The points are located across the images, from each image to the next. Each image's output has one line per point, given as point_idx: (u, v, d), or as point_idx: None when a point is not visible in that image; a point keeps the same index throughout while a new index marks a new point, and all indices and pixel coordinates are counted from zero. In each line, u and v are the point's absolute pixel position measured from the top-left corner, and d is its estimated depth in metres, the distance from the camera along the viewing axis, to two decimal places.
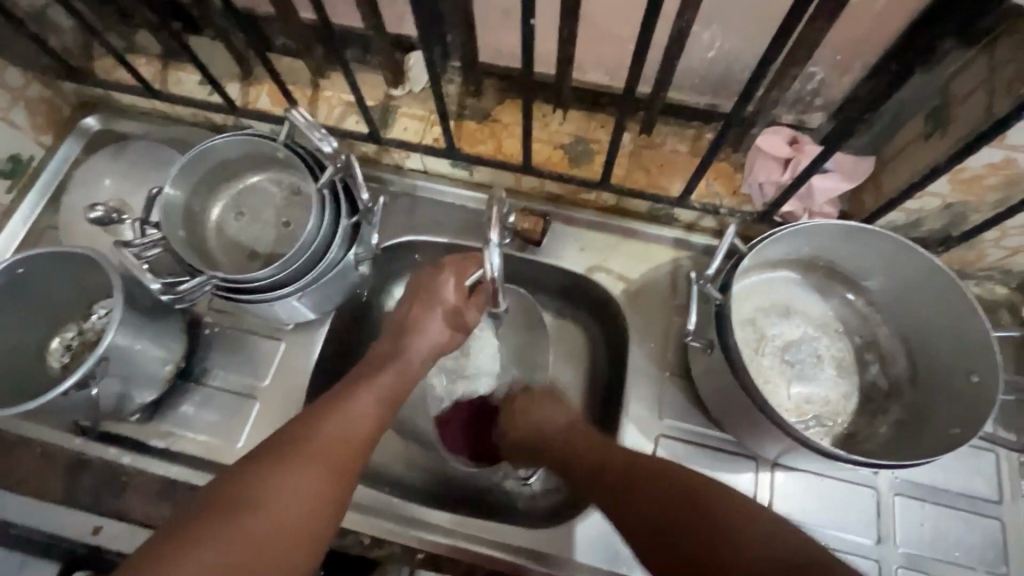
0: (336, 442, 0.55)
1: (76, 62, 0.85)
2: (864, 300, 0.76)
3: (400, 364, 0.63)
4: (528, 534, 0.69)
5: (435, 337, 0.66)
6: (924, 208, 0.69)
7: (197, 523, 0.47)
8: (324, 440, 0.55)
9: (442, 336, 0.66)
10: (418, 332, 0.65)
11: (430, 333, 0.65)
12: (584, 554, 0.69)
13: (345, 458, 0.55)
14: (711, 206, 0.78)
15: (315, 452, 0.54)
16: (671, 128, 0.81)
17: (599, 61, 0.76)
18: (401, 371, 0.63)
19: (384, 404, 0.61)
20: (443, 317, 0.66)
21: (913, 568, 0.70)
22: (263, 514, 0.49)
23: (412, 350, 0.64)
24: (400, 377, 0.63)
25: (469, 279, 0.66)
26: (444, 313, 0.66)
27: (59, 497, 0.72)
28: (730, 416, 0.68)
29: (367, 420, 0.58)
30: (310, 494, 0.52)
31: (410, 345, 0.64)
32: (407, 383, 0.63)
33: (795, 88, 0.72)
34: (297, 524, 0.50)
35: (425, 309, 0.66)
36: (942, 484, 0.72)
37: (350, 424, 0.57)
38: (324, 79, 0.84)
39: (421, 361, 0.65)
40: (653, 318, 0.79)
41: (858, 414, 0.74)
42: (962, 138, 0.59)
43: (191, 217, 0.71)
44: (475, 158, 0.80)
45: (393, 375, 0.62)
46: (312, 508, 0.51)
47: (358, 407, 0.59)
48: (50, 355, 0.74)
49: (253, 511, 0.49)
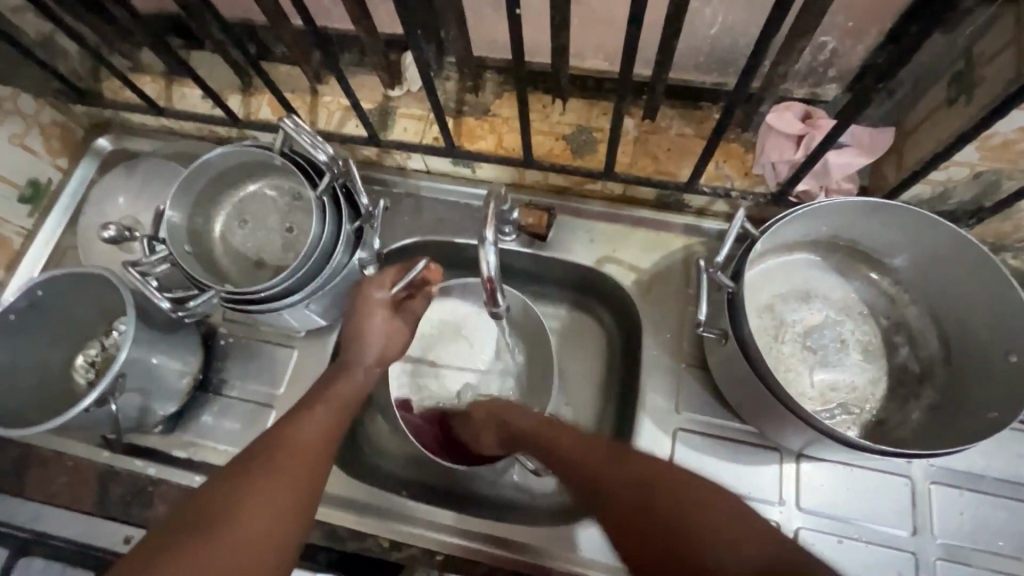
0: (298, 452, 0.55)
1: (86, 85, 0.87)
2: (891, 279, 0.73)
3: (348, 376, 0.62)
4: (537, 534, 0.69)
5: (378, 347, 0.64)
6: (951, 178, 0.65)
7: (168, 546, 0.47)
8: (284, 452, 0.54)
9: (384, 341, 0.65)
10: (360, 342, 0.64)
11: (371, 341, 0.64)
12: (600, 553, 0.68)
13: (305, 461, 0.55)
14: (721, 189, 0.74)
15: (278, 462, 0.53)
16: (677, 111, 0.78)
17: (597, 47, 0.74)
18: (352, 380, 0.62)
19: (341, 411, 0.60)
20: (384, 321, 0.65)
21: (952, 559, 0.66)
22: (232, 526, 0.48)
23: (357, 363, 0.63)
24: (352, 386, 0.62)
25: (400, 283, 0.64)
26: (387, 317, 0.65)
27: (91, 509, 0.74)
28: (751, 408, 0.65)
29: (328, 422, 0.58)
30: (278, 499, 0.51)
31: (353, 357, 0.64)
32: (358, 388, 0.63)
33: (806, 60, 0.68)
34: (267, 536, 0.49)
35: (366, 318, 0.64)
36: (982, 470, 0.68)
37: (308, 435, 0.56)
38: (322, 85, 0.84)
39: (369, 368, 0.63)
40: (666, 307, 0.76)
41: (889, 400, 0.70)
42: (990, 102, 0.55)
43: (195, 231, 0.71)
44: (476, 154, 0.79)
45: (345, 385, 0.62)
46: (283, 515, 0.51)
47: (317, 417, 0.58)
48: (75, 372, 0.76)
49: (222, 523, 0.48)
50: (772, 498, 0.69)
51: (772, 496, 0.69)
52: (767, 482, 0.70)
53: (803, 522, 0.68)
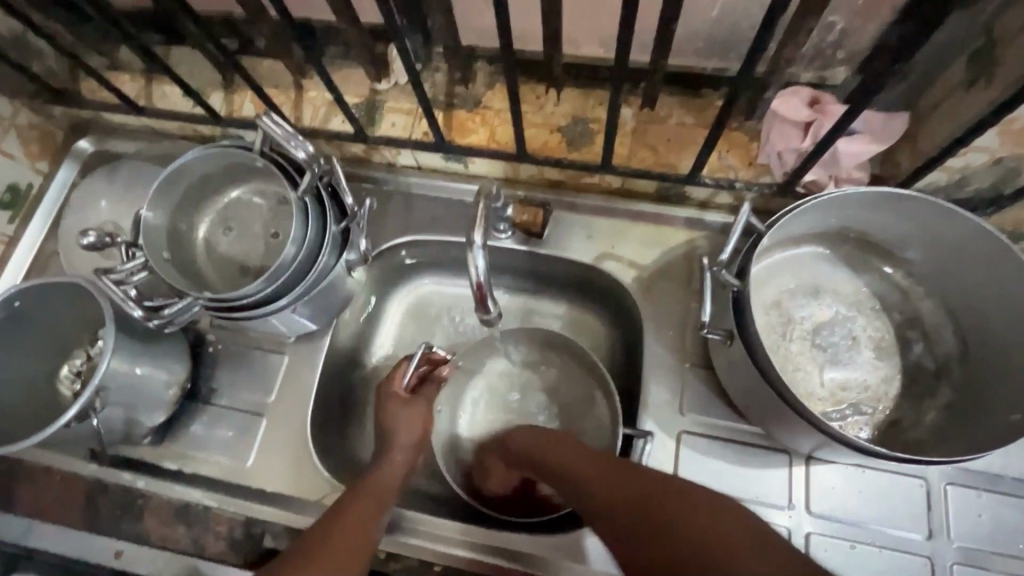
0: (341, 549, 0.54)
1: (62, 85, 0.84)
2: (904, 272, 0.69)
3: (386, 462, 0.64)
4: (539, 544, 0.66)
5: (412, 433, 0.66)
6: (968, 164, 0.61)
7: None
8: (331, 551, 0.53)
9: (412, 427, 0.67)
10: (393, 430, 0.66)
11: (400, 429, 0.66)
12: (604, 562, 0.65)
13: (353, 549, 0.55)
14: (725, 181, 0.71)
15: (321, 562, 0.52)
16: (677, 99, 0.74)
17: (592, 33, 0.70)
18: (388, 472, 0.63)
19: (377, 505, 0.60)
20: (409, 413, 0.67)
21: (970, 563, 0.64)
22: None
23: (397, 444, 0.65)
24: (385, 478, 0.63)
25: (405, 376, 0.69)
26: (411, 407, 0.68)
27: (78, 524, 0.72)
28: (758, 411, 0.62)
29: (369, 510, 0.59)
30: None
31: (392, 444, 0.65)
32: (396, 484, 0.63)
33: (813, 41, 0.64)
34: None
35: (397, 412, 0.67)
36: (1000, 470, 0.66)
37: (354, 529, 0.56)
38: (306, 80, 0.81)
39: (402, 463, 0.65)
40: (669, 306, 0.73)
41: (902, 399, 0.67)
42: (1013, 83, 0.51)
43: (176, 238, 0.69)
44: (467, 149, 0.75)
45: (382, 480, 0.62)
46: None
47: (358, 508, 0.58)
48: (60, 382, 0.73)
49: None
50: (781, 502, 0.66)
51: (782, 500, 0.66)
52: (776, 486, 0.67)
53: (813, 527, 0.65)
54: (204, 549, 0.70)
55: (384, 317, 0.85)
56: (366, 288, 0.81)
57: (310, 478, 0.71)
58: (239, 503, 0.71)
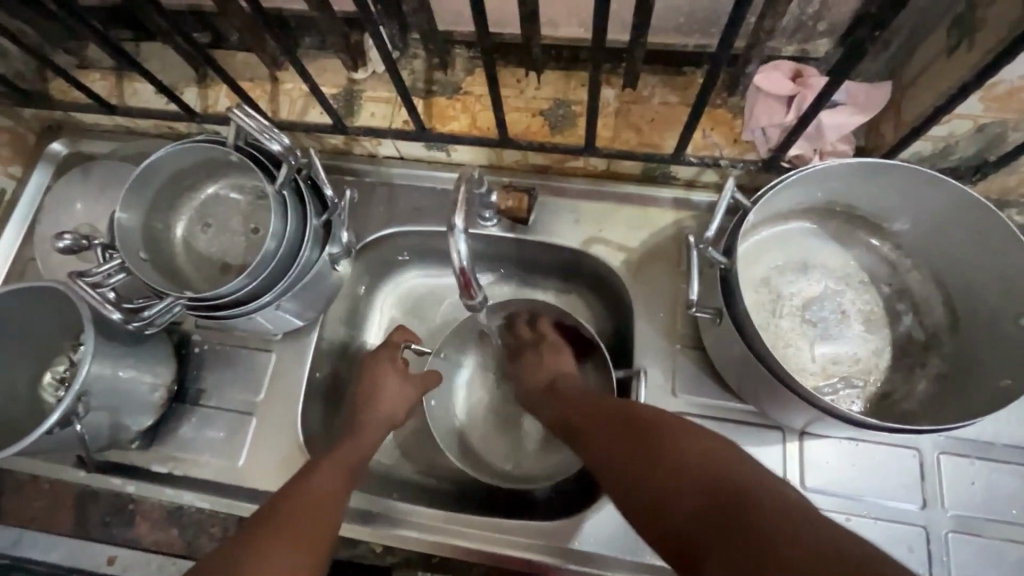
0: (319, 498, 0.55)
1: (32, 87, 0.82)
2: (891, 245, 0.69)
3: (358, 437, 0.64)
4: (573, 536, 0.65)
5: (395, 396, 0.68)
6: (953, 133, 0.60)
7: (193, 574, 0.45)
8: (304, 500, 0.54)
9: (396, 398, 0.68)
10: (371, 401, 0.68)
11: (382, 399, 0.68)
12: (625, 550, 0.65)
13: (323, 509, 0.54)
14: (710, 159, 0.70)
15: (300, 506, 0.53)
16: (658, 79, 0.73)
17: (571, 13, 0.69)
18: (358, 442, 0.64)
19: (344, 473, 0.60)
20: (394, 386, 0.69)
21: (964, 532, 0.64)
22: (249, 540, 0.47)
23: (370, 421, 0.66)
24: (356, 447, 0.63)
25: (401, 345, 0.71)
26: (395, 380, 0.69)
27: (72, 531, 0.73)
28: (750, 389, 0.62)
29: (332, 487, 0.57)
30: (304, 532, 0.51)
31: (370, 413, 0.67)
32: (365, 454, 0.64)
33: (793, 13, 0.64)
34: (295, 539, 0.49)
35: (383, 379, 0.69)
36: (992, 438, 0.66)
37: (325, 492, 0.56)
38: (282, 71, 0.79)
39: (376, 435, 0.66)
40: (657, 287, 0.73)
41: (893, 371, 0.67)
42: (993, 48, 0.51)
43: (154, 237, 0.67)
44: (448, 136, 0.74)
45: (351, 448, 0.63)
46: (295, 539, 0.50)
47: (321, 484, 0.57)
48: (44, 390, 0.72)
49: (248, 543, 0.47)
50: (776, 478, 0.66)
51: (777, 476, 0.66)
52: (770, 463, 0.67)
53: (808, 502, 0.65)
54: (199, 551, 0.73)
55: (375, 312, 0.85)
56: (350, 279, 0.79)
57: None
58: (233, 502, 0.70)
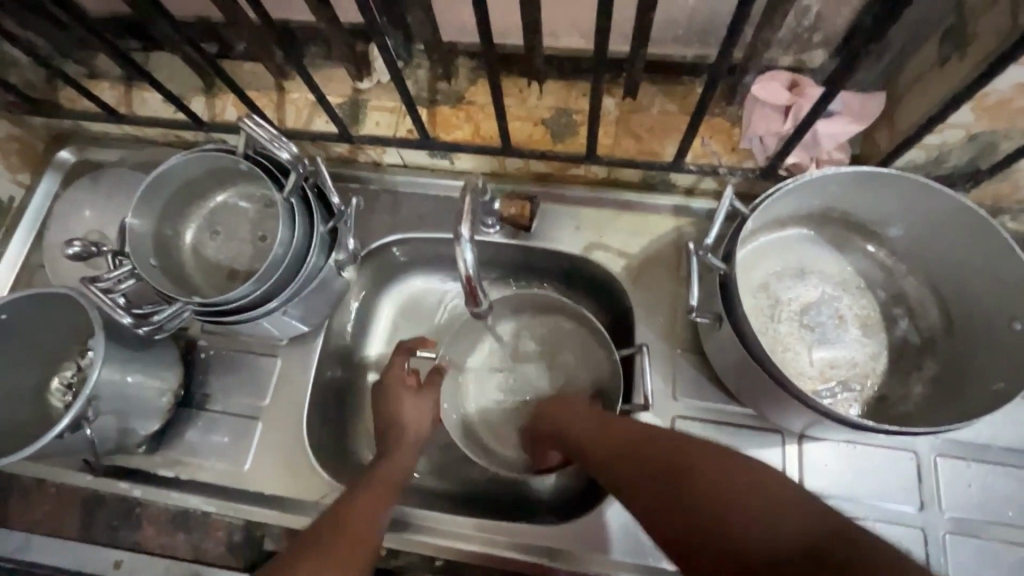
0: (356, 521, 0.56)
1: (41, 95, 0.83)
2: (887, 251, 0.70)
3: (396, 453, 0.65)
4: (574, 539, 0.66)
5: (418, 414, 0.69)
6: (946, 141, 0.62)
7: None
8: (343, 523, 0.56)
9: (416, 414, 0.69)
10: (395, 419, 0.68)
11: (405, 416, 0.68)
12: (625, 552, 0.66)
13: (363, 532, 0.56)
14: (708, 166, 0.71)
15: (338, 531, 0.55)
16: (658, 88, 0.75)
17: (572, 24, 0.71)
18: (397, 458, 0.65)
19: (384, 492, 0.61)
20: (411, 404, 0.69)
21: (961, 533, 0.65)
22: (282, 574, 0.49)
23: (404, 437, 0.67)
24: (397, 465, 0.64)
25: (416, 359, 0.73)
26: (410, 398, 0.70)
27: (78, 535, 0.74)
28: (750, 393, 0.63)
29: (373, 506, 0.58)
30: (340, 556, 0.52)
31: (399, 430, 0.67)
32: (406, 469, 0.65)
33: (789, 25, 0.65)
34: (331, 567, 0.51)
35: (403, 400, 0.69)
36: (988, 441, 0.67)
37: (366, 512, 0.57)
38: (288, 81, 0.80)
39: (412, 452, 0.66)
40: (658, 291, 0.74)
41: (890, 375, 0.68)
42: (983, 60, 0.52)
43: (163, 244, 0.68)
44: (452, 144, 0.75)
45: (391, 465, 0.64)
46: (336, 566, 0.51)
47: (361, 505, 0.58)
48: (51, 395, 0.73)
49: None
50: None
51: None
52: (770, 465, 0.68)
53: None
54: (204, 555, 0.73)
55: (378, 317, 0.86)
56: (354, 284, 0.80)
57: (308, 479, 0.71)
58: (239, 506, 0.71)
